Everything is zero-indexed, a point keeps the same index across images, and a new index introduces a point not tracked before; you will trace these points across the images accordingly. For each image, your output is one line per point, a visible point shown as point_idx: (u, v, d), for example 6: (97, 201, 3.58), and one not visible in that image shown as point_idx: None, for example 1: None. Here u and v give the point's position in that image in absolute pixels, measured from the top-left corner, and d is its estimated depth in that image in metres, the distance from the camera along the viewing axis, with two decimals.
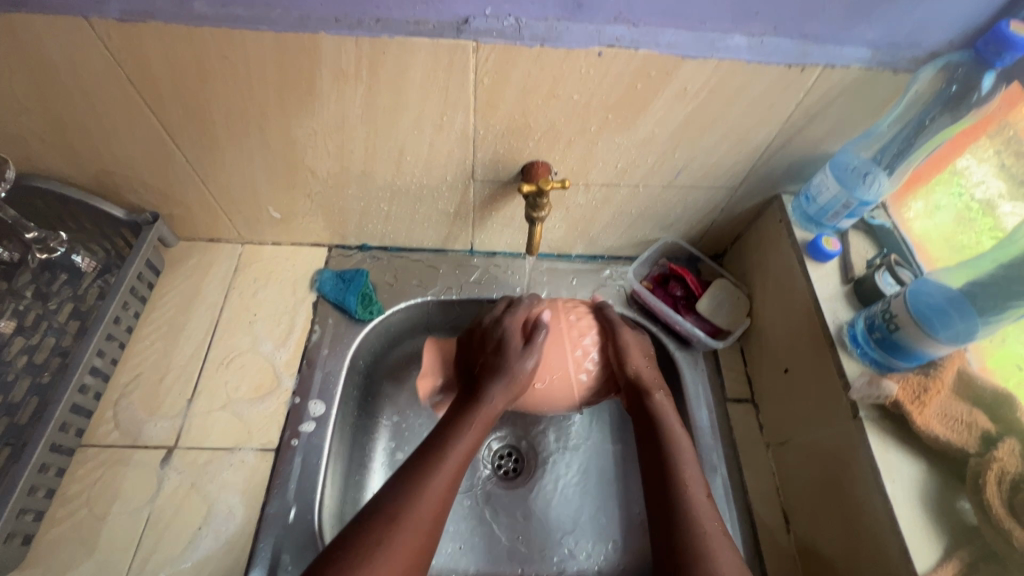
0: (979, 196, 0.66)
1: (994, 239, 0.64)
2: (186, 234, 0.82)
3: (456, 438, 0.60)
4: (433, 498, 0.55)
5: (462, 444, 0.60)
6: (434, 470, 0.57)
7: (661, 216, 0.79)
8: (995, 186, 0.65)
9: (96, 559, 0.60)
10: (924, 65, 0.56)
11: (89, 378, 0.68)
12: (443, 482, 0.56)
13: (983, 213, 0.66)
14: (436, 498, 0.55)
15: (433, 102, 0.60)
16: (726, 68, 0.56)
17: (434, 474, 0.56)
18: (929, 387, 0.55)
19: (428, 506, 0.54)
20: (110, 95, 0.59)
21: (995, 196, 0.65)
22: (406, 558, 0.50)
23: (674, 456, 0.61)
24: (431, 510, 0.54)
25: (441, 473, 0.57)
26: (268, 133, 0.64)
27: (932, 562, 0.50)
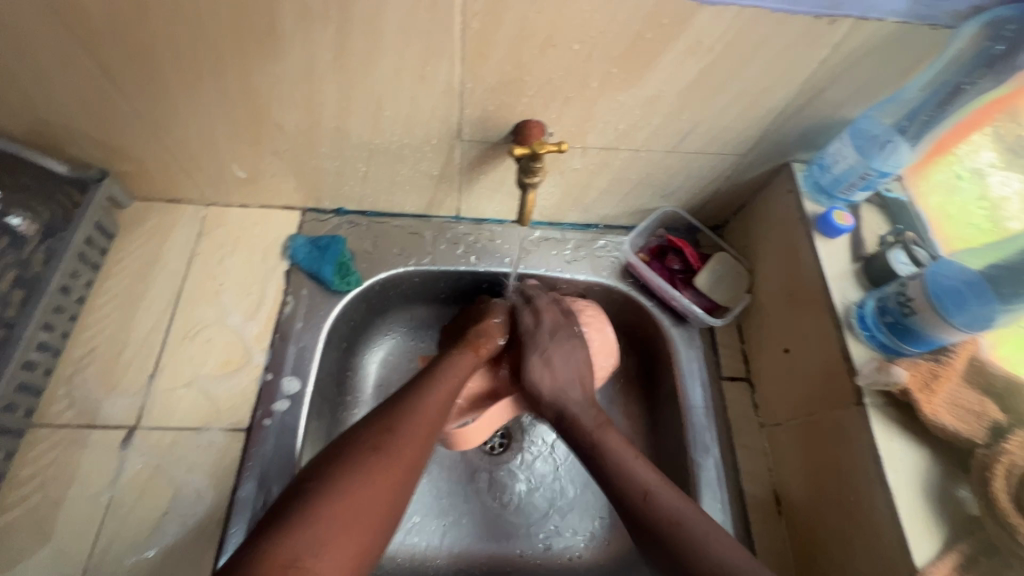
0: (969, 165, 0.65)
1: (989, 215, 0.64)
2: (141, 194, 0.75)
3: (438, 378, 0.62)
4: (410, 437, 0.54)
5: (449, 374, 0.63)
6: (405, 414, 0.56)
7: (662, 183, 0.73)
8: (989, 156, 0.64)
9: (53, 547, 0.56)
10: (967, 21, 0.50)
11: (36, 354, 0.62)
12: (420, 426, 0.56)
13: (973, 182, 0.65)
14: (409, 439, 0.54)
15: (414, 48, 0.52)
16: (748, 16, 0.49)
17: (401, 419, 0.55)
18: (939, 373, 0.53)
19: (396, 447, 0.52)
20: (32, 30, 0.50)
21: (986, 165, 0.64)
22: (379, 497, 0.49)
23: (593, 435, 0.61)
24: (406, 454, 0.53)
25: (413, 420, 0.56)
26: (224, 80, 0.57)
27: (929, 554, 0.49)
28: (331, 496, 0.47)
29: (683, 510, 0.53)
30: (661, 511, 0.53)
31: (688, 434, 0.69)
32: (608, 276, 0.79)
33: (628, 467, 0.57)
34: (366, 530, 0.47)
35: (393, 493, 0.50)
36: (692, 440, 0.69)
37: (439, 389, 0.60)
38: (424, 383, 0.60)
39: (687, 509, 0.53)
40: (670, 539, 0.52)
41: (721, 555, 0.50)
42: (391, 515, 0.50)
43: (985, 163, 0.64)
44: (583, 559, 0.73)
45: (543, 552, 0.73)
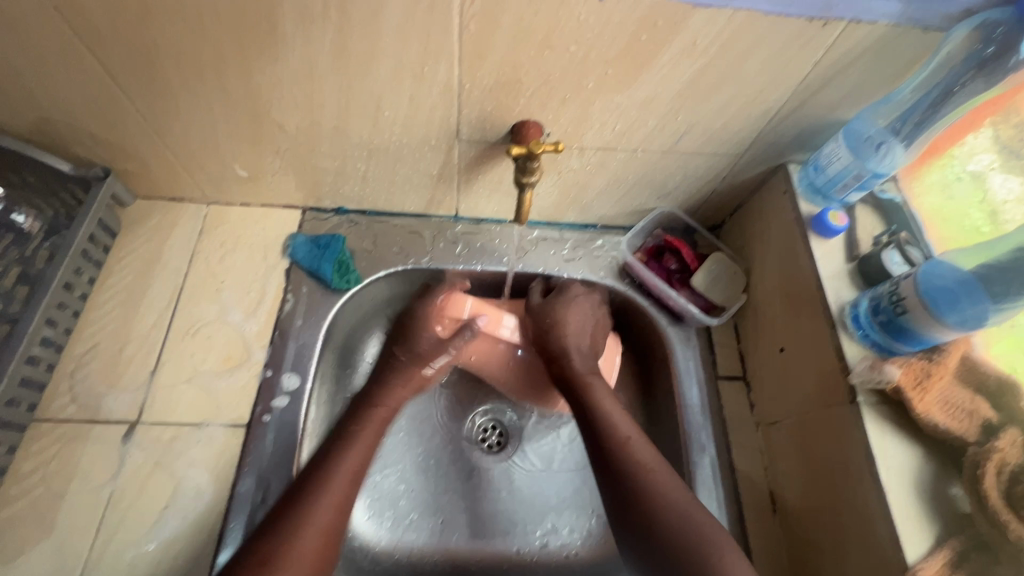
0: (970, 168, 0.67)
1: (986, 215, 0.64)
2: (143, 193, 0.75)
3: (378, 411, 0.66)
4: (347, 477, 0.57)
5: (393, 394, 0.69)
6: (340, 456, 0.59)
7: (658, 183, 0.74)
8: (987, 159, 0.66)
9: (55, 540, 0.57)
10: (958, 23, 0.51)
11: (39, 349, 0.62)
12: (352, 464, 0.59)
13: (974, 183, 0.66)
14: (348, 480, 0.57)
15: (412, 49, 0.53)
16: (742, 19, 0.50)
17: (333, 459, 0.58)
18: (932, 372, 0.53)
19: (333, 488, 0.55)
20: (37, 31, 0.51)
21: (986, 168, 0.66)
22: (321, 534, 0.52)
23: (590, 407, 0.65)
24: (347, 489, 0.56)
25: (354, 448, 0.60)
26: (226, 81, 0.57)
27: (921, 550, 0.49)
28: (283, 542, 0.50)
29: (649, 462, 0.57)
30: (630, 462, 0.57)
31: (684, 432, 0.70)
32: (606, 275, 0.79)
33: (611, 417, 0.62)
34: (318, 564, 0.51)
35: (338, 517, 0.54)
36: (688, 438, 0.69)
37: (369, 427, 0.64)
38: (350, 430, 0.62)
39: (654, 461, 0.58)
40: (636, 488, 0.55)
41: (681, 504, 0.54)
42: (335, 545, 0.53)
43: (986, 166, 0.66)
44: (580, 557, 0.73)
45: (539, 549, 0.74)
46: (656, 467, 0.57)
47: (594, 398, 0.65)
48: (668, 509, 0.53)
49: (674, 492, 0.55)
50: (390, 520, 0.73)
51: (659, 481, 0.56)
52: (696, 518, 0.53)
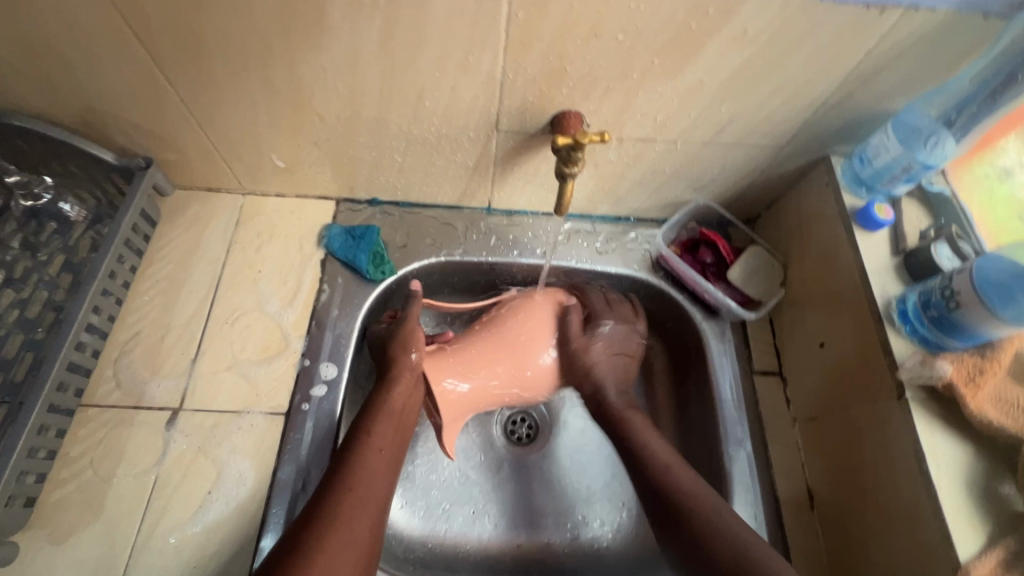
0: (1008, 164, 0.66)
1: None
2: (182, 183, 0.76)
3: (389, 404, 0.61)
4: (370, 470, 0.56)
5: (405, 379, 0.63)
6: (363, 455, 0.56)
7: (696, 175, 0.73)
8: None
9: (103, 522, 0.58)
10: (1022, 10, 0.50)
11: (86, 336, 0.63)
12: (373, 461, 0.57)
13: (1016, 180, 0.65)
14: (374, 464, 0.56)
15: (458, 38, 0.53)
16: (796, 5, 0.49)
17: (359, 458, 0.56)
18: (984, 368, 0.52)
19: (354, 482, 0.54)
20: (92, 21, 0.52)
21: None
22: (363, 533, 0.51)
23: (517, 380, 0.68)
24: (371, 484, 0.55)
25: (382, 416, 0.60)
26: (270, 70, 0.58)
27: (973, 550, 0.49)
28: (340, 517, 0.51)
29: (676, 463, 0.60)
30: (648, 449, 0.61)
31: (719, 426, 0.69)
32: (639, 269, 0.79)
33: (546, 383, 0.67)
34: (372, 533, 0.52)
35: (378, 501, 0.55)
36: (724, 433, 0.68)
37: (382, 423, 0.59)
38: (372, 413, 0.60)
39: (678, 459, 0.60)
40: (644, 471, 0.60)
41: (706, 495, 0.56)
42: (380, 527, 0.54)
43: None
44: (611, 550, 0.74)
45: (571, 541, 0.74)
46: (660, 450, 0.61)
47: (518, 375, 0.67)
48: (685, 494, 0.56)
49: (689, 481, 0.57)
50: (423, 510, 0.73)
51: (681, 476, 0.58)
52: (711, 507, 0.55)
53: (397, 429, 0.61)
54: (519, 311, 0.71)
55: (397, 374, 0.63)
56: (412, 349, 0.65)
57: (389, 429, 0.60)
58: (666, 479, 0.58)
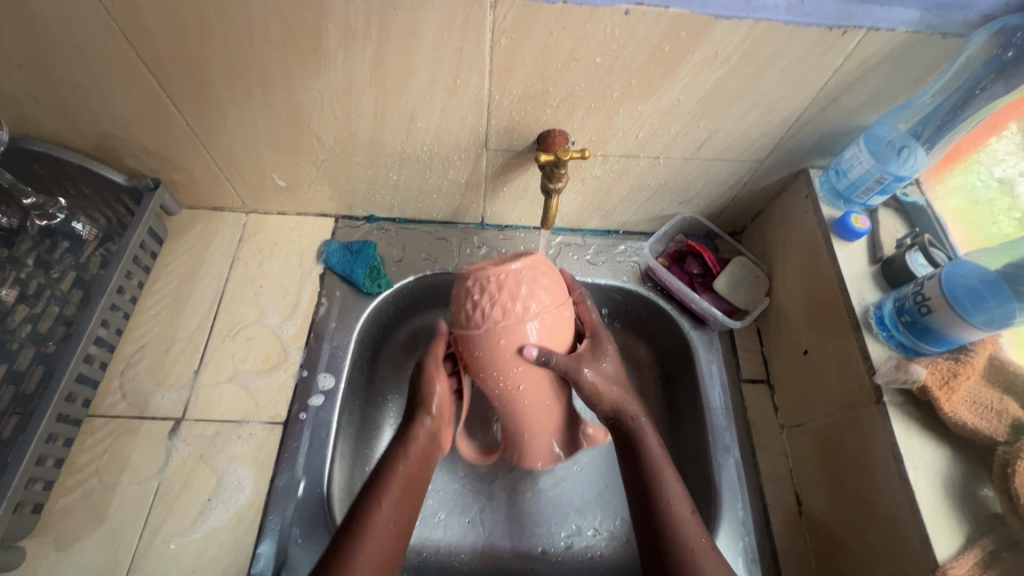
0: (998, 174, 0.67)
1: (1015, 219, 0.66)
2: (188, 202, 0.80)
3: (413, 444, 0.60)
4: (379, 540, 0.52)
5: (413, 453, 0.59)
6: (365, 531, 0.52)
7: (680, 189, 0.75)
8: (1013, 164, 0.67)
9: (106, 529, 0.60)
10: (977, 29, 0.52)
11: (94, 349, 0.66)
12: (388, 520, 0.54)
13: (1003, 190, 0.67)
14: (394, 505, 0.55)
15: (446, 63, 0.56)
16: (762, 29, 0.52)
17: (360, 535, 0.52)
18: (958, 372, 0.54)
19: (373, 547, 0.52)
20: (106, 52, 0.56)
21: (1014, 174, 0.67)
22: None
23: (639, 440, 0.59)
24: (390, 538, 0.53)
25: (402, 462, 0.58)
26: (272, 96, 0.61)
27: (951, 550, 0.50)
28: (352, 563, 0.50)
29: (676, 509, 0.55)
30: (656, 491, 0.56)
31: (709, 433, 0.70)
32: (629, 280, 0.81)
33: (653, 454, 0.58)
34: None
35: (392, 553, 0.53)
36: (713, 440, 0.70)
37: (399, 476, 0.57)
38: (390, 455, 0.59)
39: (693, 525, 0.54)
40: (655, 521, 0.55)
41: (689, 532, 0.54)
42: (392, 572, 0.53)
43: (1012, 171, 0.67)
44: (605, 558, 0.74)
45: (565, 549, 0.75)
46: (670, 480, 0.57)
47: (639, 435, 0.59)
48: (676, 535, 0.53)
49: (682, 508, 0.55)
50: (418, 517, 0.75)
51: (676, 504, 0.55)
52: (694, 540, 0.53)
53: (410, 484, 0.57)
54: (482, 363, 0.58)
55: (411, 437, 0.60)
56: (425, 418, 0.62)
57: (402, 493, 0.56)
58: (665, 514, 0.55)
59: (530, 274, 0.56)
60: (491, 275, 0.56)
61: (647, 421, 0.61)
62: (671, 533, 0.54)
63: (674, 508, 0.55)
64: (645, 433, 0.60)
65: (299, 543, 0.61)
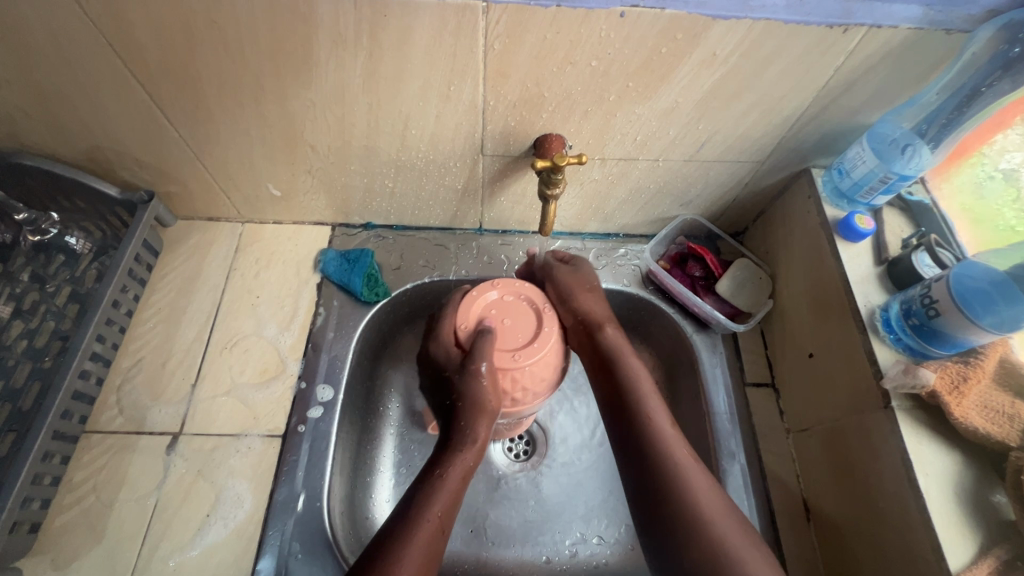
0: (1003, 167, 0.66)
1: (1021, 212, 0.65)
2: (183, 214, 0.79)
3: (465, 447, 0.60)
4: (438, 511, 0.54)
5: (454, 473, 0.58)
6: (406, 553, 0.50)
7: (681, 191, 0.74)
8: (1020, 156, 0.64)
9: (105, 547, 0.60)
10: (982, 24, 0.51)
11: (90, 364, 0.66)
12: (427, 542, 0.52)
13: (1008, 183, 0.66)
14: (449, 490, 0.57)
15: (439, 69, 0.55)
16: (761, 29, 0.51)
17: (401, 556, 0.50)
18: (968, 375, 0.53)
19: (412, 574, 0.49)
20: (95, 65, 0.55)
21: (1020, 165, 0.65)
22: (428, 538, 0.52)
23: (629, 386, 0.63)
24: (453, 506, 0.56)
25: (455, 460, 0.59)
26: (264, 106, 0.60)
27: (965, 559, 0.48)
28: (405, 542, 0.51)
29: (686, 465, 0.57)
30: (653, 442, 0.58)
31: (714, 440, 0.69)
32: (629, 283, 0.80)
33: (639, 387, 0.62)
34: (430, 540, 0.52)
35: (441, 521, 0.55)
36: (717, 446, 0.69)
37: (452, 470, 0.58)
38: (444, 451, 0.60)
39: (705, 486, 0.55)
40: (658, 474, 0.56)
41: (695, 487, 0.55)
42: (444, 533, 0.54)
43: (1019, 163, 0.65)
44: (610, 566, 0.73)
45: (569, 558, 0.74)
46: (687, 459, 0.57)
47: (626, 375, 0.63)
48: (686, 499, 0.54)
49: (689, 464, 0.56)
50: None
51: (667, 442, 0.58)
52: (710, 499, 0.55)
53: (450, 505, 0.56)
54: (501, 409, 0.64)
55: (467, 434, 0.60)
56: (482, 419, 0.59)
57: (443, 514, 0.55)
58: (668, 462, 0.57)
59: (533, 365, 0.60)
60: (511, 369, 0.59)
61: (627, 350, 0.66)
62: (676, 479, 0.55)
63: (685, 467, 0.56)
64: (637, 374, 0.64)
65: (299, 559, 0.61)
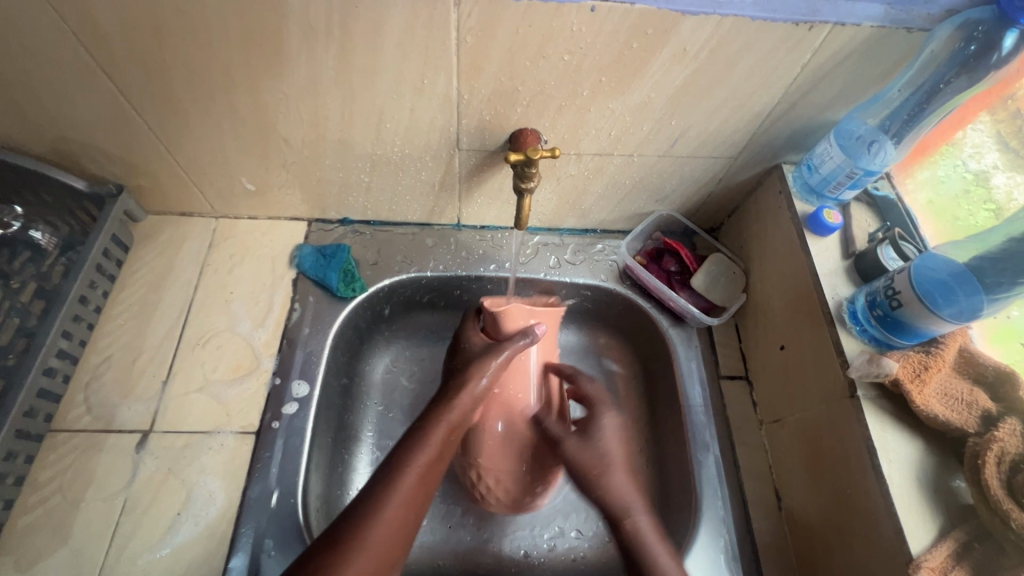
0: (972, 167, 0.69)
1: (992, 210, 0.66)
2: (155, 208, 0.78)
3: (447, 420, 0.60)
4: (396, 508, 0.52)
5: (418, 461, 0.56)
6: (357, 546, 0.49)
7: (656, 187, 0.75)
8: (989, 158, 0.68)
9: (71, 547, 0.58)
10: (941, 23, 0.52)
11: (56, 361, 0.64)
12: (379, 551, 0.49)
13: (978, 183, 0.68)
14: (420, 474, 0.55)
15: (412, 62, 0.55)
16: (730, 25, 0.51)
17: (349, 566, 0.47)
18: (930, 364, 0.55)
19: None
20: (58, 55, 0.54)
21: (990, 167, 0.68)
22: (394, 523, 0.51)
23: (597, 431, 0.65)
24: (427, 488, 0.55)
25: (425, 446, 0.57)
26: (235, 99, 0.60)
27: (925, 543, 0.50)
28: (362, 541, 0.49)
29: (625, 501, 0.59)
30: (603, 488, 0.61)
31: (688, 432, 0.70)
32: (607, 279, 0.80)
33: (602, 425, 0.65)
34: (394, 536, 0.51)
35: (406, 508, 0.53)
36: (692, 438, 0.70)
37: (421, 455, 0.56)
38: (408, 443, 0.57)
39: (640, 525, 0.58)
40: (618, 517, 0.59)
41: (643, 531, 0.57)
42: (408, 528, 0.52)
43: (989, 164, 0.68)
44: (588, 559, 0.74)
45: (547, 552, 0.74)
46: (634, 501, 0.60)
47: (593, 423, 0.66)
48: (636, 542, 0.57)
49: (630, 498, 0.60)
50: None
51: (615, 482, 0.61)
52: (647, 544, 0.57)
53: (408, 507, 0.53)
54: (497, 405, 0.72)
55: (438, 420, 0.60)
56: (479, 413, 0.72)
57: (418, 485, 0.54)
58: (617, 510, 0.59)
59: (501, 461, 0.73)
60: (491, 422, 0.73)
61: (608, 416, 0.66)
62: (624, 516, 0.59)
63: (630, 509, 0.59)
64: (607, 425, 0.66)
65: (273, 555, 0.60)
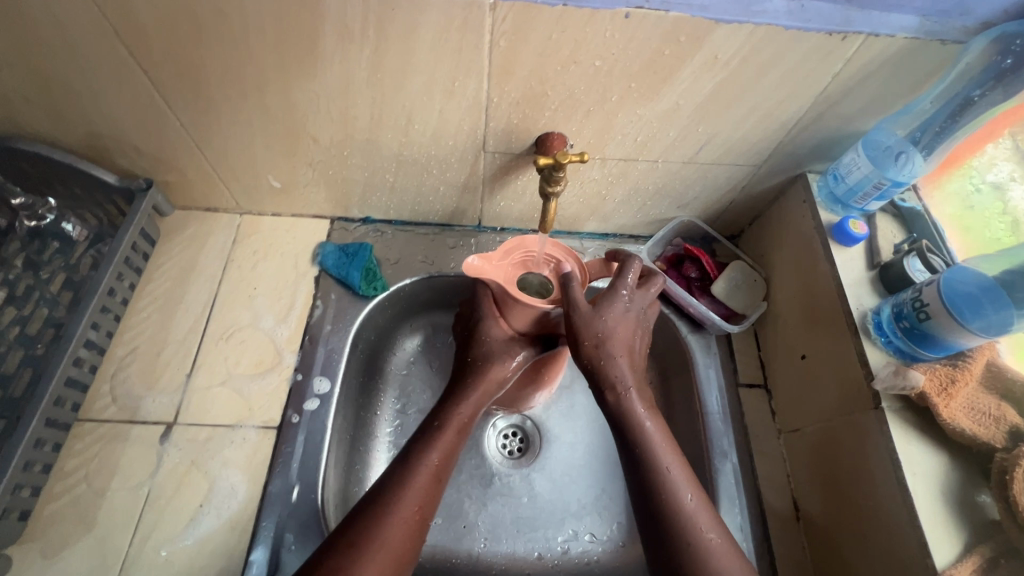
0: (991, 179, 0.69)
1: (1010, 223, 0.67)
2: (181, 203, 0.79)
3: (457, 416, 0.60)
4: (410, 503, 0.52)
5: (433, 457, 0.56)
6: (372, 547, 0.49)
7: (679, 193, 0.75)
8: (1005, 170, 0.68)
9: (96, 536, 0.59)
10: (976, 36, 0.52)
11: (84, 352, 0.65)
12: (395, 545, 0.50)
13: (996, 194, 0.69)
14: (432, 472, 0.55)
15: (444, 65, 0.56)
16: (762, 34, 0.51)
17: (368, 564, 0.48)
18: (957, 378, 0.54)
19: None
20: (96, 50, 0.55)
21: (1006, 179, 0.69)
22: (408, 524, 0.51)
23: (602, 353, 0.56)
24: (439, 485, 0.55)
25: (439, 443, 0.57)
26: (267, 96, 0.60)
27: (950, 557, 0.50)
28: (376, 543, 0.49)
29: (653, 451, 0.53)
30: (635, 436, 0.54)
31: (707, 438, 0.70)
32: None
33: (608, 336, 0.57)
34: (409, 533, 0.51)
35: (420, 505, 0.53)
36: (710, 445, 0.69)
37: (436, 450, 0.57)
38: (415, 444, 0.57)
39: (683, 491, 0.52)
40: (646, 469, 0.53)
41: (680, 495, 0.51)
42: (424, 522, 0.53)
43: (1004, 176, 0.69)
44: (601, 563, 0.74)
45: (561, 555, 0.74)
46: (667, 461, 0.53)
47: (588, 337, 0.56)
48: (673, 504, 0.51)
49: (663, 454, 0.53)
50: None
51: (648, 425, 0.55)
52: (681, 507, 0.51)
53: (426, 500, 0.54)
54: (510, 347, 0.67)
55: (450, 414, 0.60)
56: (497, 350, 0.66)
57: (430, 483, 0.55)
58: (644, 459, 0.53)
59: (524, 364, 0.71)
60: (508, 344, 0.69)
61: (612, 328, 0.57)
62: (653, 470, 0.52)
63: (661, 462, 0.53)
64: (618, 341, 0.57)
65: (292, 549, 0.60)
